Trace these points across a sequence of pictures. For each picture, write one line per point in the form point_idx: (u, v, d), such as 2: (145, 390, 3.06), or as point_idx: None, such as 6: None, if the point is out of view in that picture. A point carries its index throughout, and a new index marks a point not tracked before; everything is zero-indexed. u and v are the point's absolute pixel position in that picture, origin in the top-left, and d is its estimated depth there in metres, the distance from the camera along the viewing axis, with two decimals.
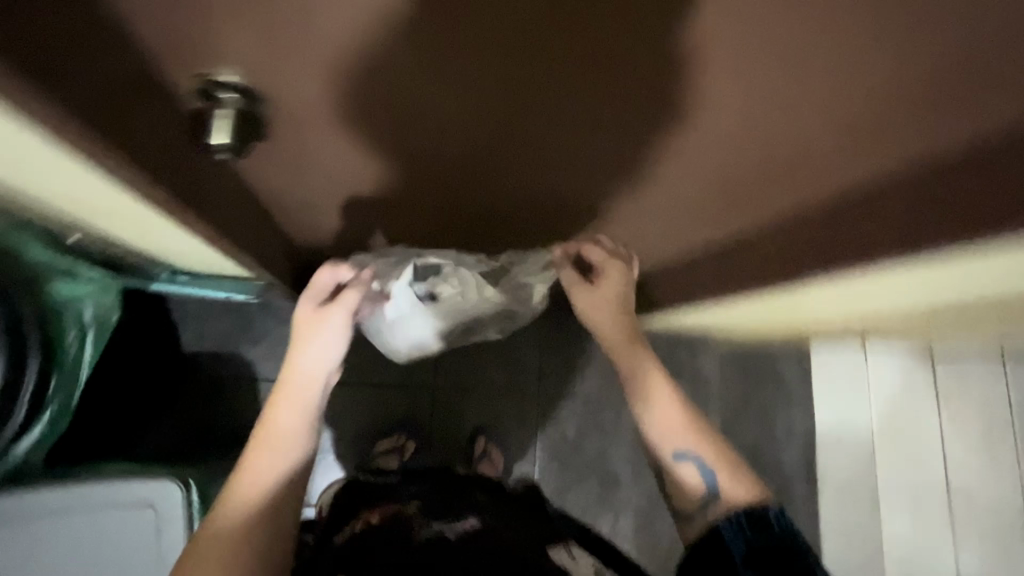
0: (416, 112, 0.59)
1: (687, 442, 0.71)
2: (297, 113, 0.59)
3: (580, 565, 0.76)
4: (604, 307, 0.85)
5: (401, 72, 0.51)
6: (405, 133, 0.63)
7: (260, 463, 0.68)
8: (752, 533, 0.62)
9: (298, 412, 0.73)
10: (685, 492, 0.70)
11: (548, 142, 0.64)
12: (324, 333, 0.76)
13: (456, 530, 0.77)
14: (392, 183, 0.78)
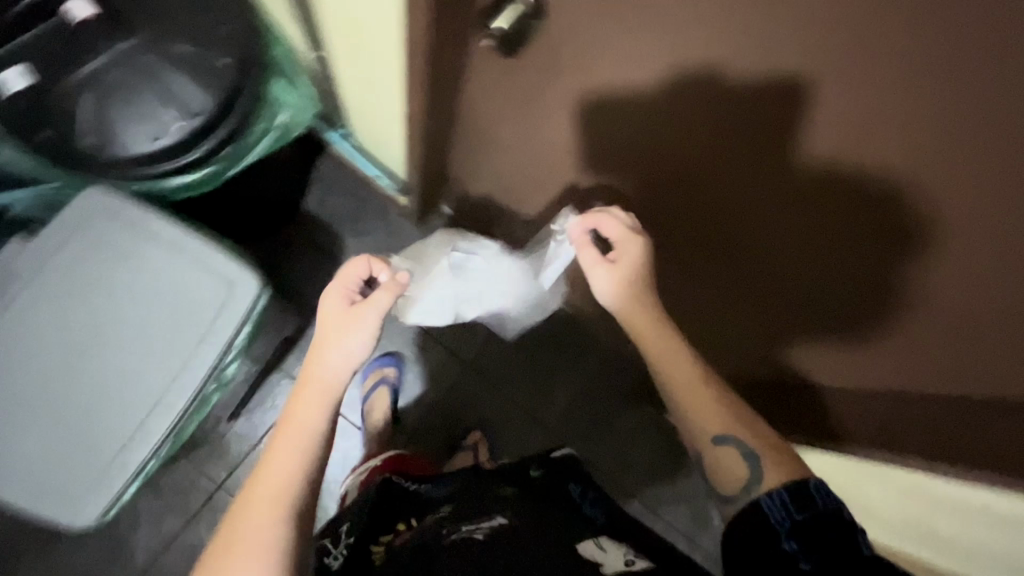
0: (675, 193, 0.72)
1: (726, 426, 0.62)
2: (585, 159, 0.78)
3: (612, 557, 0.65)
4: (601, 272, 0.70)
5: (673, 160, 0.68)
6: (661, 213, 0.77)
7: (276, 473, 0.58)
8: (798, 510, 0.53)
9: (307, 443, 0.60)
10: (727, 472, 0.60)
11: (785, 273, 0.68)
12: (350, 327, 0.66)
13: (483, 528, 0.68)
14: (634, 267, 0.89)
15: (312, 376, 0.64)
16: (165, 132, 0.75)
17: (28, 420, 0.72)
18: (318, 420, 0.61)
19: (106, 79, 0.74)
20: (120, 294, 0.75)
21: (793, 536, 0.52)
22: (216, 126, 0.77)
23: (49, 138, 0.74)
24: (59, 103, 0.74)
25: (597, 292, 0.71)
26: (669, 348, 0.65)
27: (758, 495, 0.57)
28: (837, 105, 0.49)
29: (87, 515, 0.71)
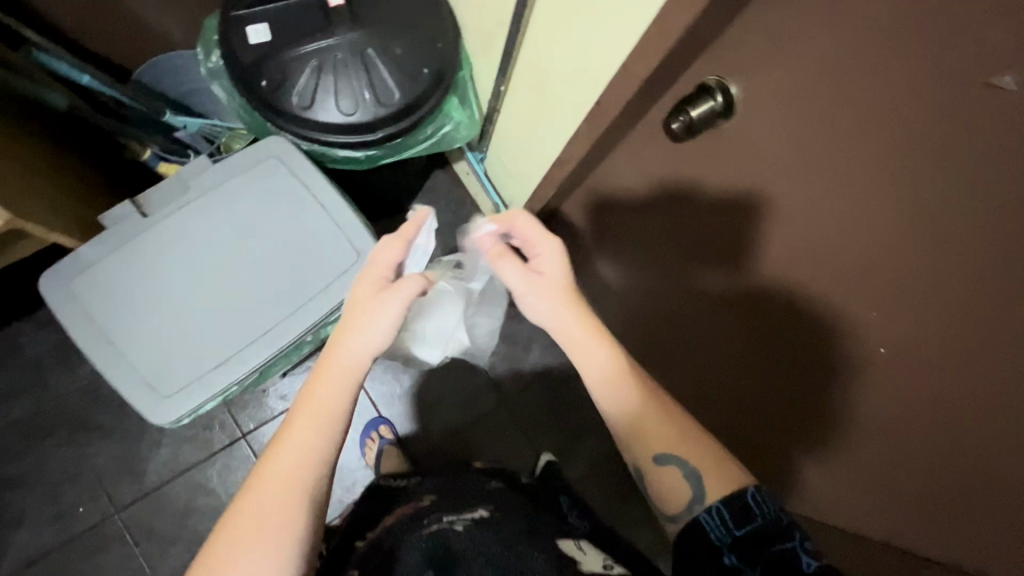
0: (702, 267, 0.87)
1: (663, 442, 0.59)
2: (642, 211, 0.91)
3: (591, 560, 0.63)
4: (536, 283, 0.64)
5: (695, 234, 0.84)
6: (692, 284, 0.92)
7: (287, 467, 0.56)
8: (738, 525, 0.53)
9: (311, 433, 0.58)
10: (669, 491, 0.58)
11: (800, 346, 0.77)
12: (372, 310, 0.62)
13: (461, 523, 0.65)
14: (694, 335, 0.99)
15: (329, 368, 0.60)
16: (354, 112, 0.84)
17: (149, 312, 0.78)
18: (328, 417, 0.59)
19: (325, 55, 0.83)
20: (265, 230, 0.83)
21: (733, 550, 0.52)
22: (395, 123, 0.87)
23: (259, 84, 0.83)
24: (278, 60, 0.82)
25: (536, 316, 0.65)
26: (648, 421, 0.60)
27: (699, 507, 0.56)
28: (834, 239, 0.62)
29: (169, 416, 0.76)
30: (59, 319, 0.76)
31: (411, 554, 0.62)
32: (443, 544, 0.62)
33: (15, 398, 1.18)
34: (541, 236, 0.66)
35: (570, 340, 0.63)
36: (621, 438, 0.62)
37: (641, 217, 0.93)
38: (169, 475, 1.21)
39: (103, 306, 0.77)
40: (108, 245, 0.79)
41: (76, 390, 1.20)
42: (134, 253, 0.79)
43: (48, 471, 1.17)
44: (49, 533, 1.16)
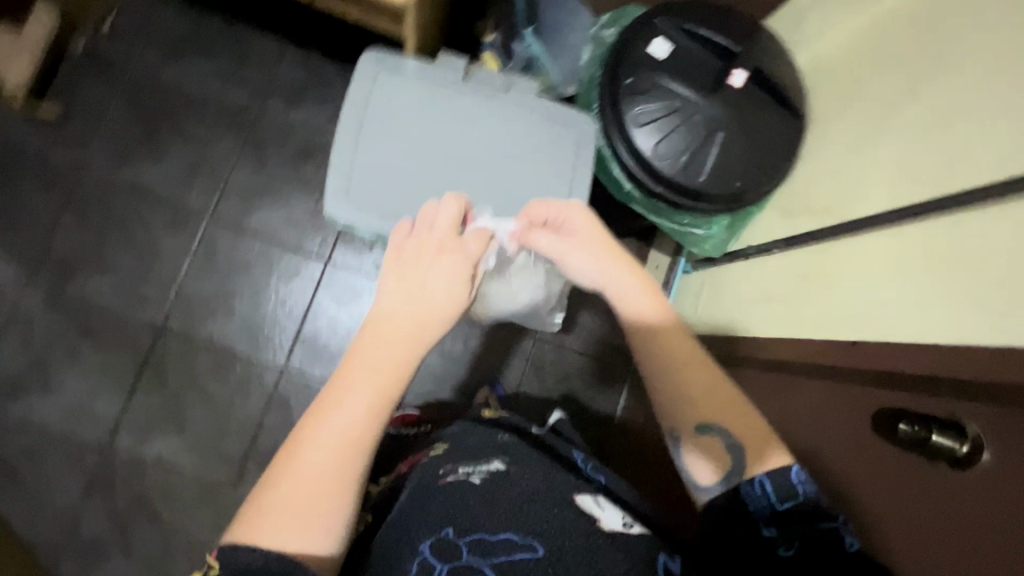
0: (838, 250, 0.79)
1: (706, 412, 0.61)
2: (834, 173, 0.85)
3: (609, 518, 0.61)
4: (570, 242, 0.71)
5: (864, 210, 0.76)
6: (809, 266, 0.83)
7: (343, 432, 0.55)
8: (782, 500, 0.55)
9: (363, 375, 0.57)
10: (705, 460, 0.60)
11: (872, 354, 0.67)
12: (436, 282, 0.62)
13: (479, 473, 0.66)
14: (769, 329, 0.88)
15: (388, 332, 0.59)
16: (662, 159, 0.87)
17: (398, 145, 0.83)
18: (381, 388, 0.57)
19: (687, 106, 0.86)
20: (518, 168, 0.86)
21: (775, 523, 0.54)
22: (678, 194, 0.89)
23: (624, 79, 0.87)
24: (654, 77, 0.87)
25: (581, 266, 0.70)
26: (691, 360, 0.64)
27: (737, 479, 0.57)
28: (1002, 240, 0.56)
29: (335, 214, 0.81)
30: (347, 95, 0.83)
31: (432, 506, 0.62)
32: (458, 501, 0.61)
33: (243, 88, 1.32)
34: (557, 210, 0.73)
35: (625, 306, 0.68)
36: (664, 401, 0.64)
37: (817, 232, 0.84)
38: (261, 232, 1.30)
39: (377, 113, 0.83)
40: (420, 78, 0.85)
41: (277, 121, 1.33)
42: (426, 99, 0.85)
43: (206, 149, 1.30)
44: (162, 184, 1.27)
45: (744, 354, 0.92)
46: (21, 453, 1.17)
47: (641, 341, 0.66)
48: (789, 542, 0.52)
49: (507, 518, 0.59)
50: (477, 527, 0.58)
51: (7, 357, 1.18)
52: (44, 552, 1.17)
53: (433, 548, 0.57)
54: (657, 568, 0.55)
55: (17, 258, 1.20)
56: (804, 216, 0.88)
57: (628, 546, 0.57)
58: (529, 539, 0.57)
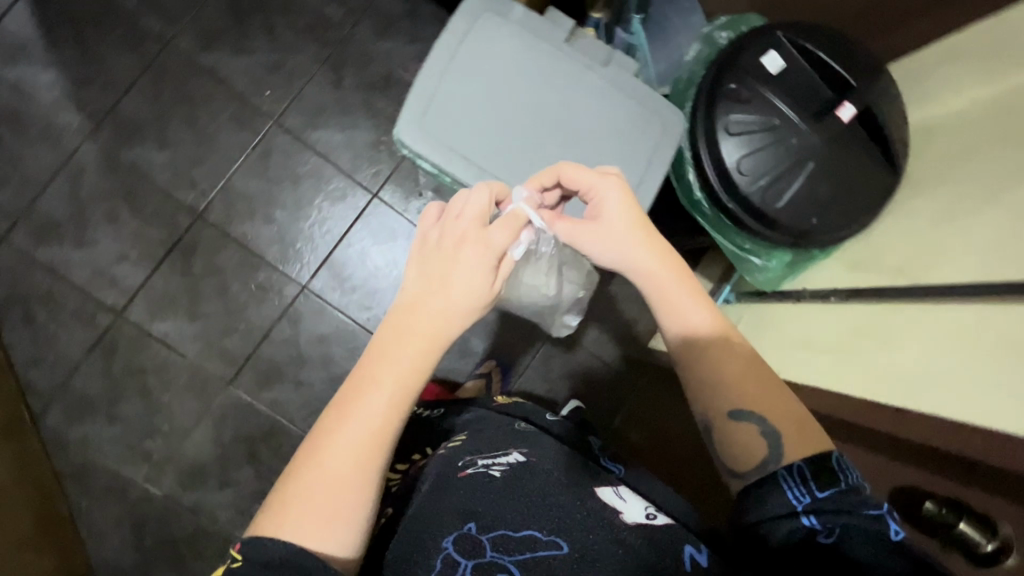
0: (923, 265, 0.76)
1: (742, 400, 0.60)
2: (936, 192, 0.82)
3: (633, 510, 0.63)
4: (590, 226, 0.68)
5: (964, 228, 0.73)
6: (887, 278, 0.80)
7: (364, 431, 0.53)
8: (820, 484, 0.50)
9: (379, 368, 0.55)
10: (738, 446, 0.60)
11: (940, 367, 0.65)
12: (461, 278, 0.58)
13: (500, 467, 0.66)
14: (826, 328, 0.86)
15: (410, 328, 0.56)
16: (744, 175, 0.83)
17: (484, 92, 0.81)
18: (400, 383, 0.55)
19: (785, 126, 0.82)
20: (597, 144, 0.84)
21: (812, 509, 0.49)
22: (748, 215, 0.85)
23: (727, 83, 0.84)
24: (758, 87, 0.83)
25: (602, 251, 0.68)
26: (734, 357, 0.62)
27: (776, 465, 0.56)
28: None
29: (403, 139, 0.80)
30: (446, 25, 0.81)
31: (451, 497, 0.62)
32: (477, 494, 0.61)
33: (341, 5, 1.31)
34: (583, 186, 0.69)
35: (653, 287, 0.67)
36: (695, 387, 0.64)
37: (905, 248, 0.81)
38: (319, 149, 1.29)
39: (470, 55, 0.81)
40: (521, 31, 0.82)
41: (365, 45, 1.32)
42: (522, 54, 0.82)
43: (290, 54, 1.29)
44: (240, 77, 1.27)
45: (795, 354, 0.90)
46: (40, 296, 1.19)
47: (670, 326, 0.66)
48: (829, 531, 0.48)
49: (531, 516, 0.57)
50: (499, 522, 0.57)
51: (50, 201, 1.19)
52: (36, 396, 1.19)
53: (455, 544, 0.55)
54: (685, 561, 0.54)
55: (85, 109, 1.20)
56: (893, 236, 0.85)
57: (653, 534, 0.58)
58: (552, 536, 0.55)
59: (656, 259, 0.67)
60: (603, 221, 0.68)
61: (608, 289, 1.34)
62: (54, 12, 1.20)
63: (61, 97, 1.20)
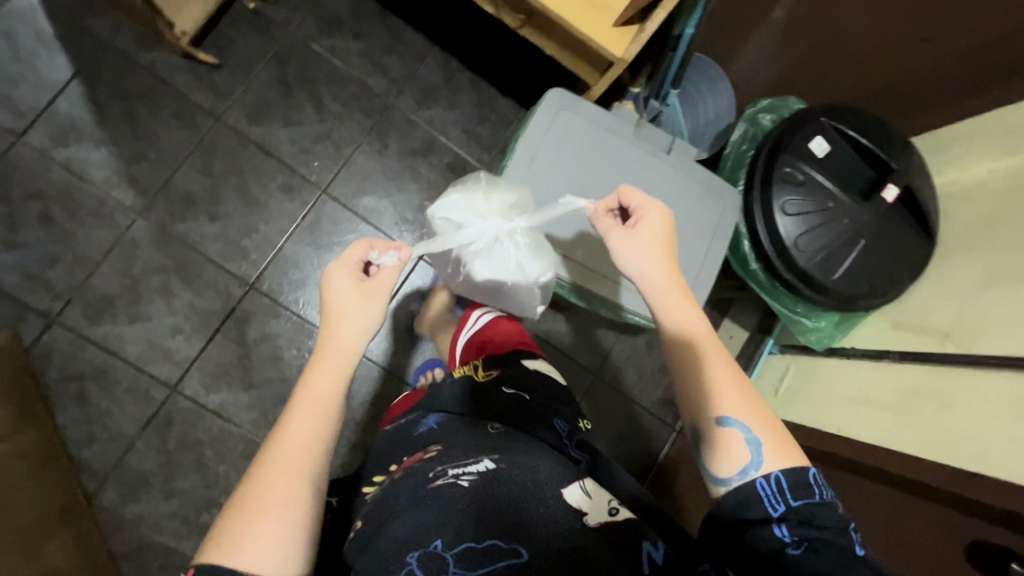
0: (961, 334, 0.85)
1: (731, 406, 0.61)
2: (967, 263, 0.91)
3: (596, 508, 0.59)
4: (638, 246, 0.71)
5: (1000, 302, 0.82)
6: (927, 344, 0.90)
7: (287, 446, 0.62)
8: (795, 495, 0.55)
9: (300, 394, 0.66)
10: (721, 451, 0.59)
11: (971, 428, 0.76)
12: (345, 306, 0.71)
13: (468, 474, 0.61)
14: (868, 385, 0.95)
15: (323, 356, 0.68)
16: (803, 250, 0.90)
17: (560, 183, 0.87)
18: (313, 399, 0.65)
19: (838, 209, 0.90)
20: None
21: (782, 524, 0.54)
22: (804, 284, 0.92)
23: (782, 167, 0.92)
24: (811, 173, 0.92)
25: (635, 261, 0.71)
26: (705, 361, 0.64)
27: (756, 474, 0.57)
28: None
29: (446, 211, 0.84)
30: (534, 116, 0.87)
31: (419, 511, 0.58)
32: (444, 509, 0.57)
33: (382, 76, 1.36)
34: (647, 203, 0.72)
35: (666, 306, 0.68)
36: (686, 397, 0.64)
37: (949, 316, 0.89)
38: (366, 214, 1.33)
39: (551, 149, 0.88)
40: (590, 126, 0.89)
41: (406, 113, 1.37)
42: (591, 146, 0.89)
43: (335, 124, 1.34)
44: (287, 148, 1.31)
45: (839, 406, 0.98)
46: (93, 372, 1.18)
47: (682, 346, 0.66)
48: (797, 543, 0.52)
49: (496, 525, 0.55)
50: (465, 534, 0.55)
51: (104, 277, 1.20)
52: (91, 475, 1.17)
53: (419, 563, 0.53)
54: (642, 561, 0.53)
55: (138, 186, 1.23)
56: (934, 301, 0.94)
57: (614, 543, 0.54)
58: (513, 543, 0.54)
59: (669, 281, 0.69)
60: (636, 229, 0.72)
61: (647, 338, 1.40)
62: (105, 93, 1.22)
63: (113, 174, 1.22)
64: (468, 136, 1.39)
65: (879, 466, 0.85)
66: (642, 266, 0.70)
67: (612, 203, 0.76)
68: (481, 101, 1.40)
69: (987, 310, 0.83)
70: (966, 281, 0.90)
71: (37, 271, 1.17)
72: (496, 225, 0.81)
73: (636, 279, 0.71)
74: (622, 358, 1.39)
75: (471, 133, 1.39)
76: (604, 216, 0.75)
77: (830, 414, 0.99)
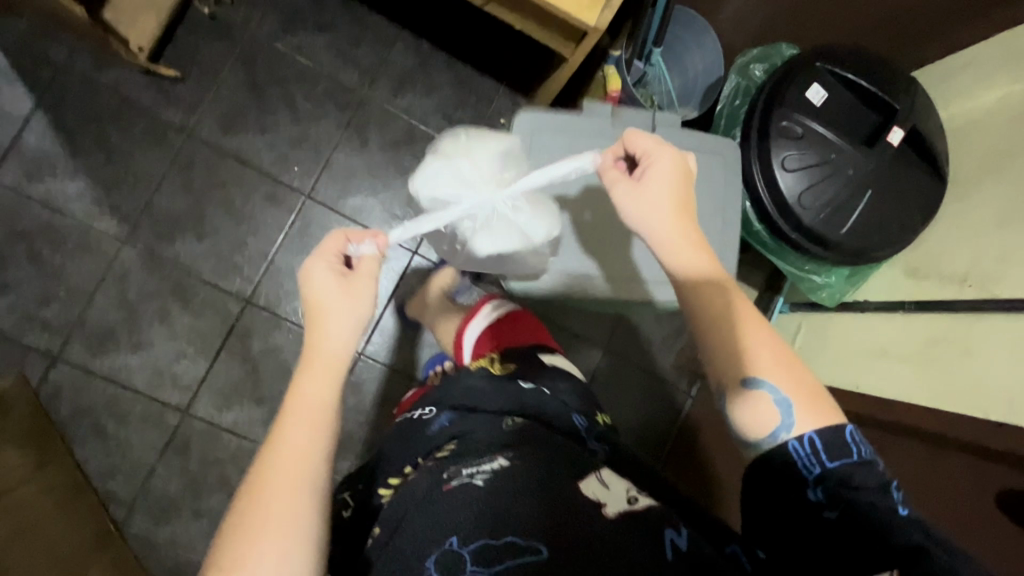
0: (981, 276, 0.82)
1: (759, 364, 0.56)
2: (982, 199, 0.87)
3: (616, 495, 0.60)
4: (640, 193, 0.65)
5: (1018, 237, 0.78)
6: (944, 291, 0.87)
7: (282, 458, 0.61)
8: (830, 458, 0.52)
9: (292, 403, 0.64)
10: (747, 415, 0.56)
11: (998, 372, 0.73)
12: (330, 307, 0.68)
13: (483, 473, 0.60)
14: (887, 335, 0.92)
15: (311, 362, 0.66)
16: (806, 207, 0.86)
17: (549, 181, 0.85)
18: (306, 407, 0.64)
19: (841, 159, 0.86)
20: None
21: (818, 486, 0.52)
22: (811, 242, 0.88)
23: (778, 122, 0.87)
24: (809, 124, 0.87)
25: (640, 210, 0.65)
26: (724, 318, 0.59)
27: (785, 437, 0.54)
28: None
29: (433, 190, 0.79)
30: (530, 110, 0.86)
31: (433, 516, 0.57)
32: (462, 509, 0.56)
33: (354, 69, 1.31)
34: (652, 144, 0.66)
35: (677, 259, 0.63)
36: (706, 358, 0.60)
37: (967, 257, 0.85)
38: (355, 214, 1.30)
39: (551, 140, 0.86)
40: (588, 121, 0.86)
41: (383, 105, 1.32)
42: (568, 142, 0.86)
43: (311, 125, 1.29)
44: (266, 156, 1.27)
45: (860, 359, 0.96)
46: (105, 405, 1.19)
47: (698, 305, 0.61)
48: (834, 505, 0.51)
49: (515, 522, 0.54)
50: (485, 529, 0.54)
51: (101, 309, 1.19)
52: (118, 504, 1.18)
53: (437, 563, 0.53)
54: (665, 546, 0.53)
55: (121, 213, 1.20)
56: (950, 243, 0.90)
57: (638, 525, 0.55)
58: (532, 540, 0.53)
59: (676, 232, 0.64)
60: (642, 180, 0.65)
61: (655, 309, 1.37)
62: (72, 121, 1.19)
63: (93, 204, 1.19)
64: (450, 121, 1.34)
65: (901, 420, 0.84)
66: (647, 215, 0.64)
67: (619, 151, 0.69)
68: (459, 82, 1.34)
69: (1006, 248, 0.79)
70: (982, 218, 0.86)
71: (33, 311, 1.16)
72: (489, 196, 0.75)
73: (645, 236, 0.65)
74: (632, 332, 1.36)
75: (452, 118, 1.34)
76: (610, 164, 0.68)
77: (852, 368, 0.97)
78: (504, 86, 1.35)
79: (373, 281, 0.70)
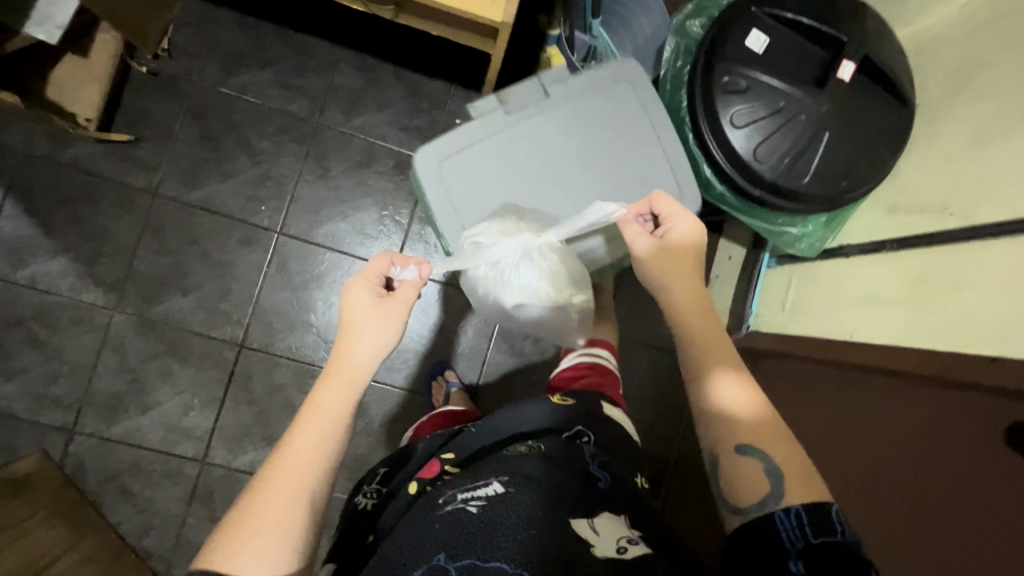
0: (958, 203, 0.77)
1: (750, 436, 0.61)
2: (952, 117, 0.82)
3: (605, 542, 0.55)
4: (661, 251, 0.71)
5: (990, 155, 0.74)
6: (926, 225, 0.82)
7: (295, 458, 0.61)
8: (816, 535, 0.53)
9: (318, 408, 0.64)
10: (745, 485, 0.60)
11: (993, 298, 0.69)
12: (364, 321, 0.67)
13: (477, 498, 0.57)
14: (877, 279, 0.88)
15: (336, 371, 0.66)
16: (763, 161, 0.82)
17: (496, 184, 0.84)
18: (330, 416, 0.63)
19: (792, 105, 0.82)
20: (609, 158, 0.85)
21: (801, 559, 0.51)
22: (776, 196, 0.84)
23: (720, 79, 0.83)
24: (753, 75, 0.83)
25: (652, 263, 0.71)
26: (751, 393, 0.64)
27: (773, 506, 0.56)
28: None
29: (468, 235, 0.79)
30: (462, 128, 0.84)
31: (422, 539, 0.55)
32: (448, 530, 0.54)
33: (301, 97, 1.30)
34: (676, 210, 0.71)
35: (703, 333, 0.68)
36: (712, 425, 0.64)
37: (943, 182, 0.81)
38: (331, 242, 1.30)
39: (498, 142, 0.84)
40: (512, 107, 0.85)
41: (338, 128, 1.31)
42: (489, 142, 0.84)
43: (271, 162, 1.29)
44: (233, 202, 1.28)
45: (857, 308, 0.90)
46: (127, 468, 1.23)
47: (723, 371, 0.65)
48: None
49: (501, 543, 0.52)
50: (472, 547, 0.52)
51: (105, 378, 1.23)
52: (157, 559, 1.22)
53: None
54: None
55: (105, 283, 1.23)
56: (925, 169, 0.85)
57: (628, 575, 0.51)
58: (519, 567, 0.50)
59: (687, 300, 0.69)
60: (666, 242, 0.71)
61: None
62: (42, 203, 1.22)
63: (78, 279, 1.22)
64: (407, 131, 1.32)
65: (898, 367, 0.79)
66: (664, 281, 0.70)
67: (646, 213, 0.74)
68: (409, 91, 1.32)
69: (980, 167, 0.75)
70: (954, 138, 0.81)
71: (43, 390, 1.21)
72: (525, 241, 0.77)
73: (665, 300, 0.71)
74: None
75: (408, 127, 1.32)
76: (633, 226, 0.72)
77: (854, 317, 0.90)
78: (455, 86, 1.32)
79: (411, 304, 0.69)
